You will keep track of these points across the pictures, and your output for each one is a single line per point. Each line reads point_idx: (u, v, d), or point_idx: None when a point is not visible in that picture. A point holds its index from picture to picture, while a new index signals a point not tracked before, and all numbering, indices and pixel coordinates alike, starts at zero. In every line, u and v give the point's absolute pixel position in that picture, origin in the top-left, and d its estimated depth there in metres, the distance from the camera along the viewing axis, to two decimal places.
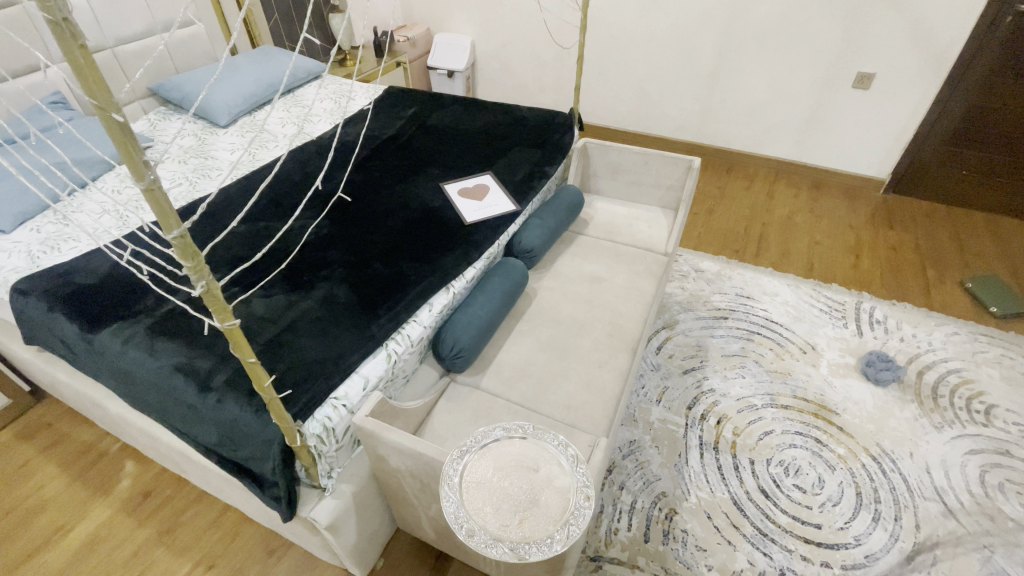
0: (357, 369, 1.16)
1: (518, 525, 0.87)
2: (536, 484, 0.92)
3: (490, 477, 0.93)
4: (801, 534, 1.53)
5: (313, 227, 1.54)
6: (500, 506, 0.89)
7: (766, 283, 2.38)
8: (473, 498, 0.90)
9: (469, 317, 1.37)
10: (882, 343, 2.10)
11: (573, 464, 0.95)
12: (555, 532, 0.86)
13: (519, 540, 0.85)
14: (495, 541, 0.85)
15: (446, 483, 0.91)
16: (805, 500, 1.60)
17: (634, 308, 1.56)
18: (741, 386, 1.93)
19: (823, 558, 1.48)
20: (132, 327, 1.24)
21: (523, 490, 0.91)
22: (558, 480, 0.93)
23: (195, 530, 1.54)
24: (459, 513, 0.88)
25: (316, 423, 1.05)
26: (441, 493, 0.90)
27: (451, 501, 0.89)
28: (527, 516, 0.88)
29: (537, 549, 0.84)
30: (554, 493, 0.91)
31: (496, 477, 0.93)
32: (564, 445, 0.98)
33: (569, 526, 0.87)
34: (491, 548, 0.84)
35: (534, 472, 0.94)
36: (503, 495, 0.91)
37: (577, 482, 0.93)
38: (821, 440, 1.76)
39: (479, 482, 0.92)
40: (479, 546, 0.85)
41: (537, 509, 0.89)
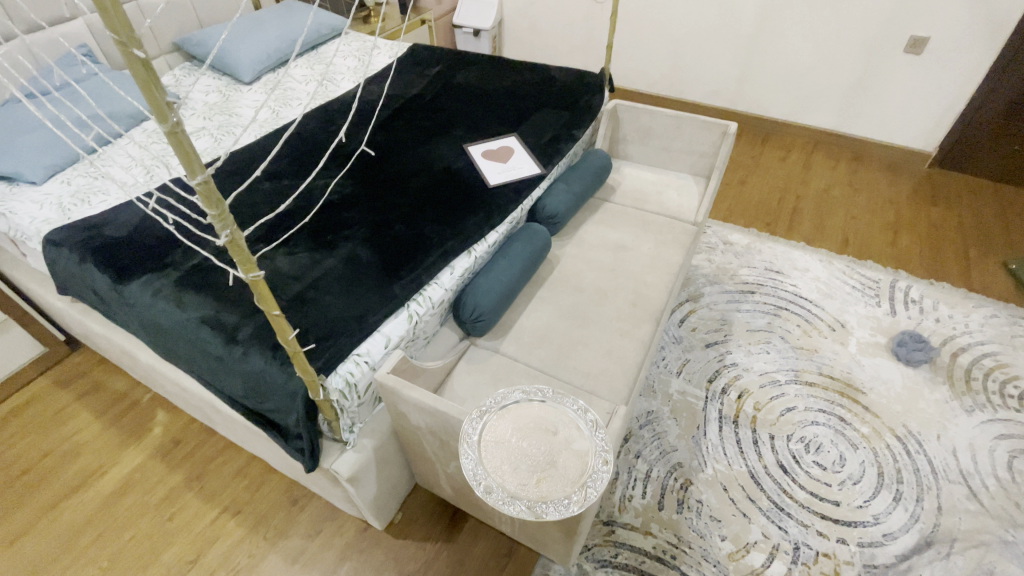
0: (380, 328, 1.17)
1: (536, 484, 0.87)
2: (555, 446, 0.92)
3: (511, 438, 0.93)
4: (817, 511, 1.51)
5: (337, 186, 1.53)
6: (519, 467, 0.89)
7: (797, 257, 2.30)
8: (493, 458, 0.90)
9: (490, 281, 1.35)
10: (916, 323, 2.03)
11: (593, 429, 0.94)
12: (572, 494, 0.86)
13: (537, 499, 0.85)
14: (512, 500, 0.85)
15: (465, 440, 0.91)
16: (824, 477, 1.58)
17: (658, 277, 1.53)
18: (765, 362, 1.89)
19: (839, 534, 1.46)
20: (161, 279, 1.26)
21: (542, 450, 0.92)
22: (577, 444, 0.93)
23: (222, 478, 1.61)
24: (478, 472, 0.88)
25: (339, 378, 1.07)
26: (460, 450, 0.90)
27: (468, 458, 0.89)
28: (546, 478, 0.88)
29: (554, 509, 0.85)
30: (572, 457, 0.91)
31: (517, 438, 0.93)
32: (585, 409, 0.97)
33: (587, 489, 0.86)
34: (509, 505, 0.85)
35: (553, 435, 0.94)
36: (522, 456, 0.91)
37: (596, 447, 0.92)
38: (844, 419, 1.73)
39: (500, 441, 0.92)
40: (496, 505, 0.85)
41: (554, 471, 0.89)
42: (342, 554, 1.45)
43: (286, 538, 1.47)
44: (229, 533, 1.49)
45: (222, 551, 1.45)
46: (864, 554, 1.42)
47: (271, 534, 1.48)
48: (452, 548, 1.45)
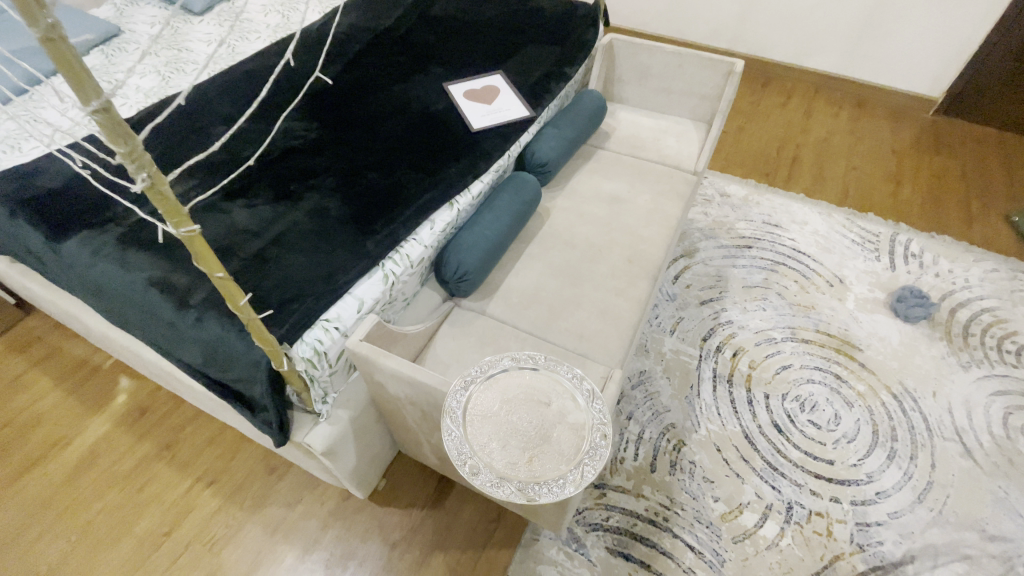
0: (351, 290, 1.04)
1: (527, 463, 0.79)
2: (549, 421, 0.83)
3: (499, 412, 0.84)
4: (811, 469, 1.48)
5: (301, 129, 1.36)
6: (508, 445, 0.80)
7: (796, 210, 2.20)
8: (480, 435, 0.81)
9: (475, 237, 1.23)
10: (916, 278, 1.97)
11: (589, 400, 0.86)
12: (567, 474, 0.78)
13: (528, 481, 0.77)
14: (501, 483, 0.77)
15: (448, 415, 0.82)
16: (818, 436, 1.55)
17: (655, 231, 1.42)
18: (761, 319, 1.82)
19: (833, 493, 1.44)
20: (102, 236, 1.12)
21: (533, 425, 0.83)
22: (572, 418, 0.84)
23: (194, 447, 1.52)
24: (464, 451, 0.79)
25: (304, 346, 0.95)
26: (442, 427, 0.81)
27: (452, 436, 0.80)
28: (539, 456, 0.80)
29: (548, 490, 0.76)
30: (567, 432, 0.82)
31: (506, 412, 0.84)
32: (581, 378, 0.88)
33: (584, 468, 0.78)
34: (498, 488, 0.76)
35: (546, 408, 0.85)
36: (512, 433, 0.82)
37: (593, 420, 0.83)
38: (840, 377, 1.69)
39: (487, 415, 0.83)
40: (483, 488, 0.76)
41: (547, 449, 0.80)
42: (324, 522, 1.39)
43: (264, 508, 1.40)
44: (203, 504, 1.41)
45: (196, 523, 1.38)
46: (857, 512, 1.41)
47: (248, 504, 1.41)
48: (439, 515, 1.40)
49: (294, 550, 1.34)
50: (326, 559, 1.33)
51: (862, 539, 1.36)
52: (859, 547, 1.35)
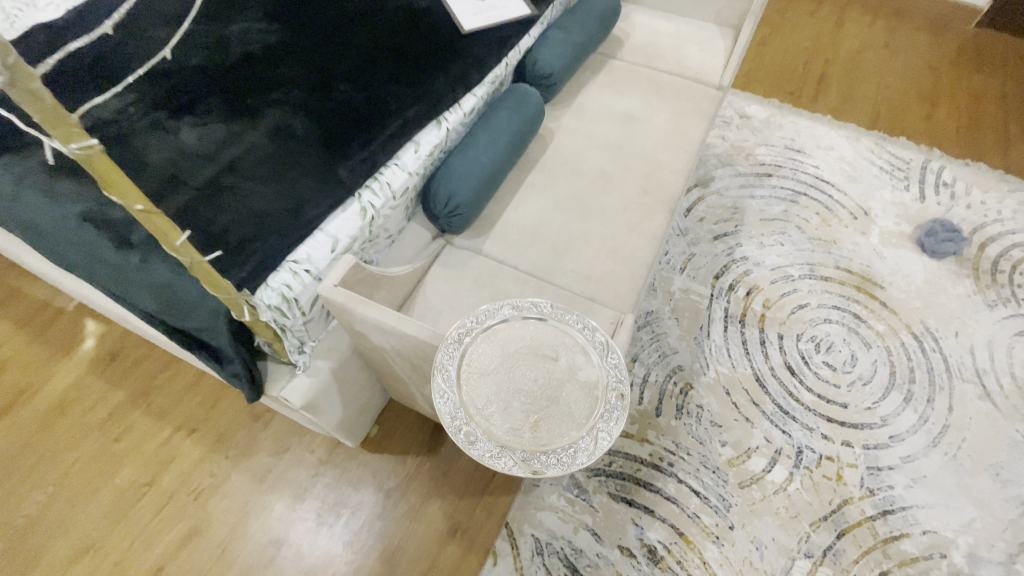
0: (322, 227, 0.89)
1: (532, 428, 0.68)
2: (557, 379, 0.72)
3: (499, 370, 0.72)
4: (824, 413, 1.41)
5: (258, 31, 1.14)
6: (511, 408, 0.69)
7: (822, 134, 2.00)
8: (477, 397, 0.70)
9: (467, 163, 1.06)
10: (945, 211, 1.82)
11: (603, 355, 0.74)
12: (578, 441, 0.67)
13: (533, 450, 0.66)
14: (502, 451, 0.66)
15: (439, 373, 0.71)
16: (833, 379, 1.47)
17: (673, 156, 1.24)
18: (778, 255, 1.69)
19: (845, 438, 1.38)
20: (23, 162, 0.94)
21: (539, 385, 0.71)
22: (583, 375, 0.72)
23: (172, 394, 1.43)
24: (458, 415, 0.68)
25: (270, 293, 0.82)
26: (433, 387, 0.70)
27: (444, 398, 0.69)
28: (547, 420, 0.69)
29: (556, 461, 0.66)
30: (577, 393, 0.71)
31: (508, 369, 0.72)
32: (594, 330, 0.76)
33: (598, 434, 0.67)
34: (498, 456, 0.66)
35: (553, 363, 0.73)
36: (515, 394, 0.70)
37: (607, 379, 0.72)
38: (858, 317, 1.58)
39: (486, 373, 0.72)
40: (481, 459, 0.66)
41: (556, 412, 0.69)
42: (314, 471, 1.32)
43: (251, 457, 1.33)
44: (186, 454, 1.34)
45: (180, 473, 1.31)
46: (869, 456, 1.35)
47: (233, 454, 1.34)
48: (435, 462, 1.34)
49: (284, 499, 1.28)
50: (318, 507, 1.28)
51: (873, 483, 1.31)
52: (869, 491, 1.30)
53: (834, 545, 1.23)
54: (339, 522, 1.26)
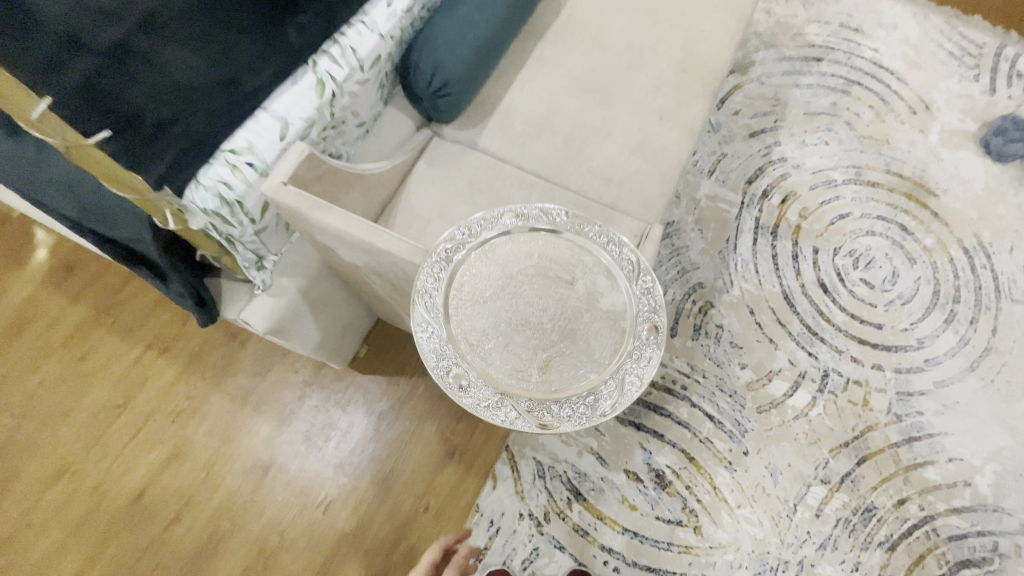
0: (267, 106, 0.69)
1: (541, 372, 0.55)
2: (572, 311, 0.58)
3: (498, 298, 0.58)
4: (856, 335, 1.28)
5: None
6: (513, 347, 0.56)
7: (886, 8, 1.66)
8: (471, 334, 0.56)
9: (457, 27, 0.82)
10: (1020, 105, 1.56)
11: (632, 281, 0.60)
12: (599, 389, 0.55)
13: (542, 398, 0.54)
14: (503, 400, 0.54)
15: (421, 302, 0.56)
16: (869, 297, 1.32)
17: (718, 23, 0.98)
18: (820, 156, 1.47)
19: (876, 361, 1.26)
20: None
21: (549, 318, 0.57)
22: (607, 304, 0.58)
23: (138, 310, 1.29)
24: (448, 356, 0.55)
25: (202, 193, 0.64)
26: (414, 320, 0.56)
27: (429, 334, 0.56)
28: (558, 362, 0.56)
29: (570, 414, 0.54)
30: (599, 328, 0.57)
31: (510, 298, 0.58)
32: (623, 248, 0.60)
33: (624, 379, 0.55)
34: (498, 407, 0.53)
35: (568, 290, 0.58)
36: (519, 329, 0.57)
37: (637, 310, 0.58)
38: (905, 229, 1.40)
39: (482, 303, 0.57)
40: (476, 410, 0.53)
41: (571, 352, 0.56)
42: (298, 392, 1.22)
43: (229, 378, 1.23)
44: (159, 374, 1.23)
45: (155, 394, 1.22)
46: (899, 381, 1.25)
47: (211, 374, 1.23)
48: (429, 384, 1.23)
49: (269, 421, 1.20)
50: (305, 430, 1.19)
51: (900, 409, 1.22)
52: (896, 417, 1.21)
53: (853, 472, 1.16)
54: (329, 445, 1.18)
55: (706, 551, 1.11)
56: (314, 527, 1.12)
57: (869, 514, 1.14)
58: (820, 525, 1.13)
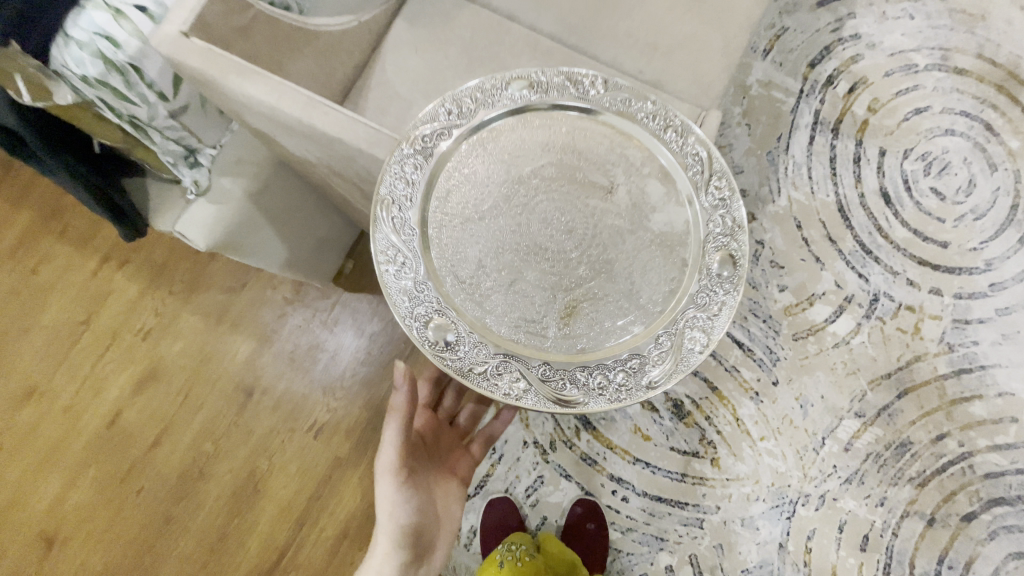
0: None
1: (563, 333, 0.48)
2: (618, 232, 0.50)
3: (496, 212, 0.49)
4: (916, 255, 1.10)
5: None
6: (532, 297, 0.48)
7: None
8: (454, 252, 0.48)
9: None
10: None
11: (701, 193, 0.50)
12: (640, 351, 0.47)
13: (564, 364, 0.47)
14: (511, 367, 0.46)
15: (388, 216, 0.47)
16: (938, 210, 1.12)
17: None
18: (903, 33, 1.16)
19: (935, 285, 1.10)
20: None
21: (582, 240, 0.49)
22: (658, 224, 0.50)
23: (90, 216, 1.12)
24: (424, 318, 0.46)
25: (75, 53, 0.48)
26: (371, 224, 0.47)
27: (398, 272, 0.47)
28: (587, 318, 0.48)
29: (603, 388, 0.47)
30: (642, 271, 0.49)
31: (526, 213, 0.49)
32: (687, 138, 0.49)
33: (682, 340, 0.47)
34: (503, 376, 0.46)
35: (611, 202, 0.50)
36: (540, 259, 0.49)
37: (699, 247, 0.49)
38: (991, 128, 1.14)
39: (473, 211, 0.49)
40: (472, 384, 0.45)
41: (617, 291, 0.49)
42: (278, 311, 1.09)
43: (200, 295, 1.09)
44: (122, 288, 1.10)
45: (120, 311, 1.09)
46: (958, 308, 1.09)
47: (179, 290, 1.09)
48: None
49: (248, 342, 1.08)
50: (289, 352, 1.08)
51: (954, 338, 1.08)
52: (947, 347, 1.08)
53: (891, 406, 1.06)
54: (316, 368, 1.07)
55: (723, 483, 1.05)
56: (305, 452, 1.05)
57: (903, 449, 1.05)
58: (848, 459, 1.05)
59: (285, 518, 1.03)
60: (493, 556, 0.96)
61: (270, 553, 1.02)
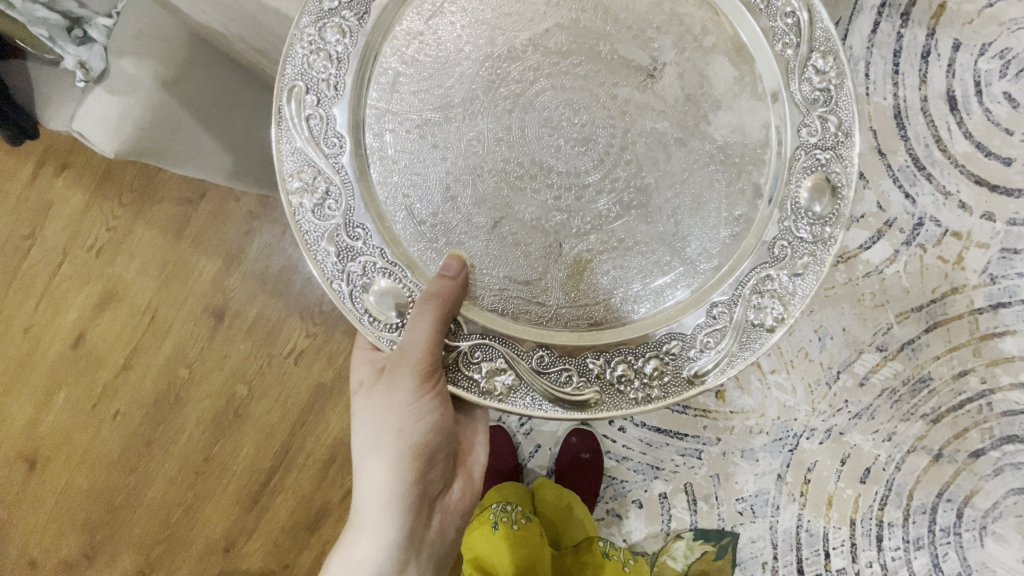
0: None
1: (603, 309, 0.56)
2: (673, 127, 0.54)
3: (466, 104, 0.54)
4: (974, 172, 0.96)
5: None
6: (547, 277, 0.55)
7: None
8: (386, 143, 0.54)
9: None
10: None
11: (795, 79, 0.54)
12: (692, 334, 0.55)
13: (576, 357, 0.54)
14: (493, 364, 0.54)
15: (305, 100, 0.52)
16: (1008, 121, 0.95)
17: None
18: None
19: (987, 210, 0.96)
20: None
21: (613, 147, 0.54)
22: (722, 122, 0.55)
23: None
24: (354, 281, 0.53)
25: None
26: (277, 124, 0.51)
27: (313, 205, 0.53)
28: (630, 293, 0.56)
29: (652, 370, 0.55)
30: (704, 214, 0.56)
31: (532, 103, 0.54)
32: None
33: (742, 328, 0.55)
34: (480, 371, 0.54)
35: (665, 86, 0.54)
36: (547, 166, 0.54)
37: (790, 190, 0.55)
38: None
39: (423, 93, 0.54)
40: (457, 387, 0.54)
41: (685, 206, 0.55)
42: (248, 227, 0.97)
43: (156, 206, 0.97)
44: (64, 197, 0.97)
45: (66, 223, 0.97)
46: (1009, 236, 0.96)
47: (131, 201, 0.97)
48: None
49: (214, 261, 0.97)
50: (261, 273, 0.97)
51: (998, 269, 0.97)
52: (989, 279, 0.97)
53: (917, 340, 0.98)
54: (292, 290, 0.98)
55: (726, 416, 1.00)
56: (285, 379, 0.99)
57: (920, 385, 0.99)
58: (862, 394, 0.99)
59: (270, 442, 1.00)
60: (486, 515, 0.93)
61: (257, 475, 1.00)
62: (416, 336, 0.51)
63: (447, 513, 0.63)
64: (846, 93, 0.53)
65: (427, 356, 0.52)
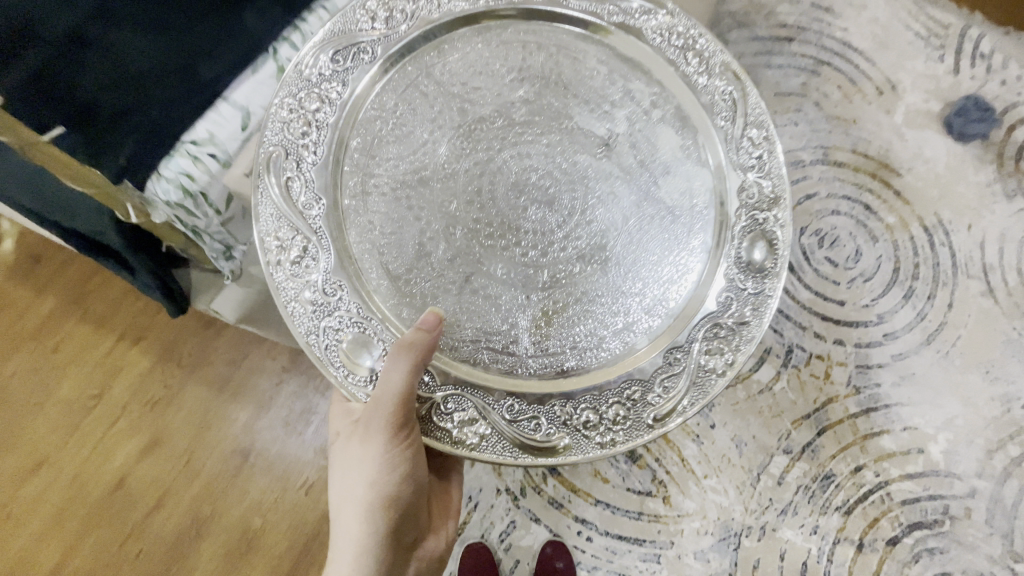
0: (227, 94, 0.73)
1: (593, 342, 0.76)
2: (632, 191, 0.78)
3: (444, 173, 0.76)
4: (820, 312, 1.31)
5: None
6: (517, 332, 0.75)
7: None
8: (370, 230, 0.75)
9: None
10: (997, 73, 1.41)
11: (734, 147, 0.78)
12: (652, 381, 0.74)
13: (545, 405, 0.73)
14: (463, 413, 0.72)
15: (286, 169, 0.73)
16: (834, 275, 1.33)
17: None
18: (789, 135, 1.39)
19: (838, 337, 1.30)
20: None
21: (580, 218, 0.77)
22: (673, 184, 0.79)
23: (109, 300, 1.25)
24: (328, 335, 0.71)
25: (163, 185, 0.69)
26: (256, 188, 0.71)
27: (297, 261, 0.72)
28: (596, 338, 0.76)
29: (626, 410, 0.73)
30: (657, 269, 0.78)
31: (499, 168, 0.77)
32: (721, 88, 0.78)
33: (693, 376, 0.74)
34: (453, 422, 0.71)
35: (619, 153, 0.78)
36: (523, 228, 0.76)
37: (736, 244, 0.77)
38: (870, 208, 1.36)
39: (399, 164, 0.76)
40: (431, 435, 0.71)
41: (643, 261, 0.78)
42: (279, 378, 1.22)
43: (208, 366, 1.23)
44: (134, 364, 1.22)
45: (132, 384, 1.21)
46: (859, 355, 1.29)
47: (188, 363, 1.23)
48: None
49: (248, 409, 1.20)
50: (284, 416, 1.20)
51: (860, 381, 1.27)
52: (855, 389, 1.26)
53: (814, 442, 1.23)
54: (308, 429, 1.19)
55: (675, 520, 1.17)
56: (297, 509, 1.15)
57: (827, 481, 1.20)
58: (782, 492, 1.19)
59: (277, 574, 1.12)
60: None
61: None
62: (391, 383, 0.67)
63: (411, 556, 0.79)
64: (773, 164, 0.77)
65: (397, 404, 0.68)
